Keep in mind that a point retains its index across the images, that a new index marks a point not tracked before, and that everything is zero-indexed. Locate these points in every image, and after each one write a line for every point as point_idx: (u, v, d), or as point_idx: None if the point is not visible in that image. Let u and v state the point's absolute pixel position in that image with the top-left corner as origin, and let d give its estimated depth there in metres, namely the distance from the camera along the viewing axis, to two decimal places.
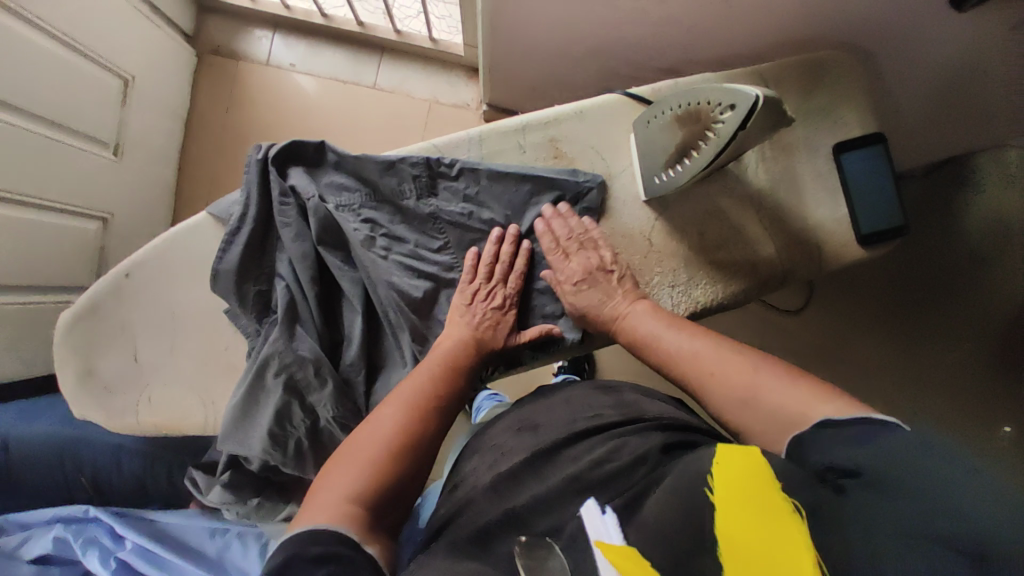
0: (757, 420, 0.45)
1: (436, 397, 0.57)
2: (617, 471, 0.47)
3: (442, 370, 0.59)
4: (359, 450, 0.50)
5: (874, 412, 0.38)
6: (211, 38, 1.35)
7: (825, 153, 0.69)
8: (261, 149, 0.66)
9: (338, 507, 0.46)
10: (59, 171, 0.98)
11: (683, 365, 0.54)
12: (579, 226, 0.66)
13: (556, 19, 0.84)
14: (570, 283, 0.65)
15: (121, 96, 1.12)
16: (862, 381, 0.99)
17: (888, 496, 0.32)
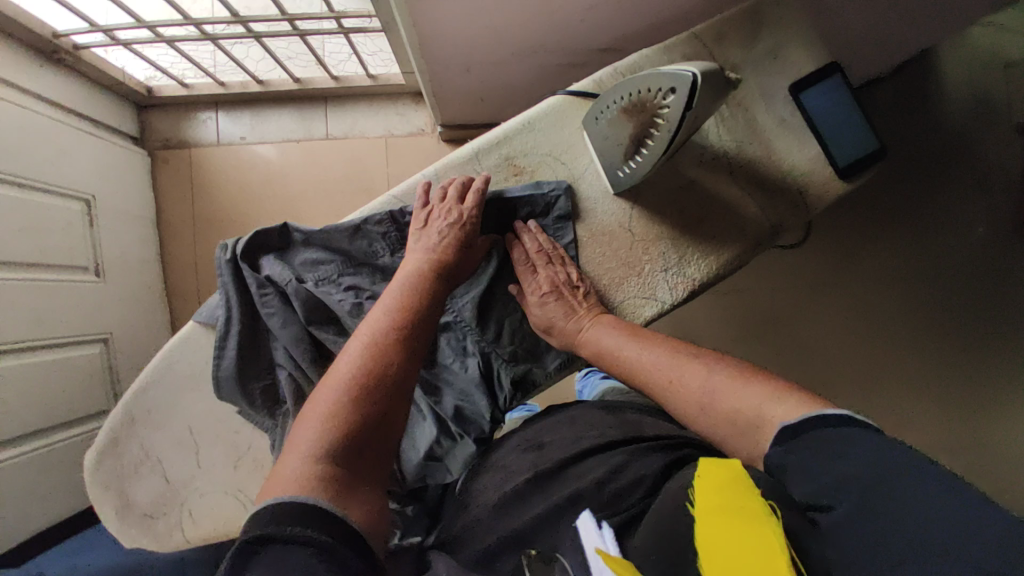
0: (720, 425, 0.51)
1: (395, 335, 0.53)
2: (620, 492, 0.50)
3: (398, 307, 0.55)
4: (320, 403, 0.48)
5: (830, 407, 0.44)
6: (158, 133, 1.33)
7: (783, 98, 0.67)
8: (228, 248, 0.66)
9: (302, 475, 0.43)
10: (40, 309, 1.01)
11: (645, 376, 0.58)
12: (549, 243, 0.66)
13: (484, 28, 0.83)
14: (535, 295, 0.65)
15: (87, 218, 1.13)
16: (885, 292, 1.03)
17: (889, 525, 0.34)
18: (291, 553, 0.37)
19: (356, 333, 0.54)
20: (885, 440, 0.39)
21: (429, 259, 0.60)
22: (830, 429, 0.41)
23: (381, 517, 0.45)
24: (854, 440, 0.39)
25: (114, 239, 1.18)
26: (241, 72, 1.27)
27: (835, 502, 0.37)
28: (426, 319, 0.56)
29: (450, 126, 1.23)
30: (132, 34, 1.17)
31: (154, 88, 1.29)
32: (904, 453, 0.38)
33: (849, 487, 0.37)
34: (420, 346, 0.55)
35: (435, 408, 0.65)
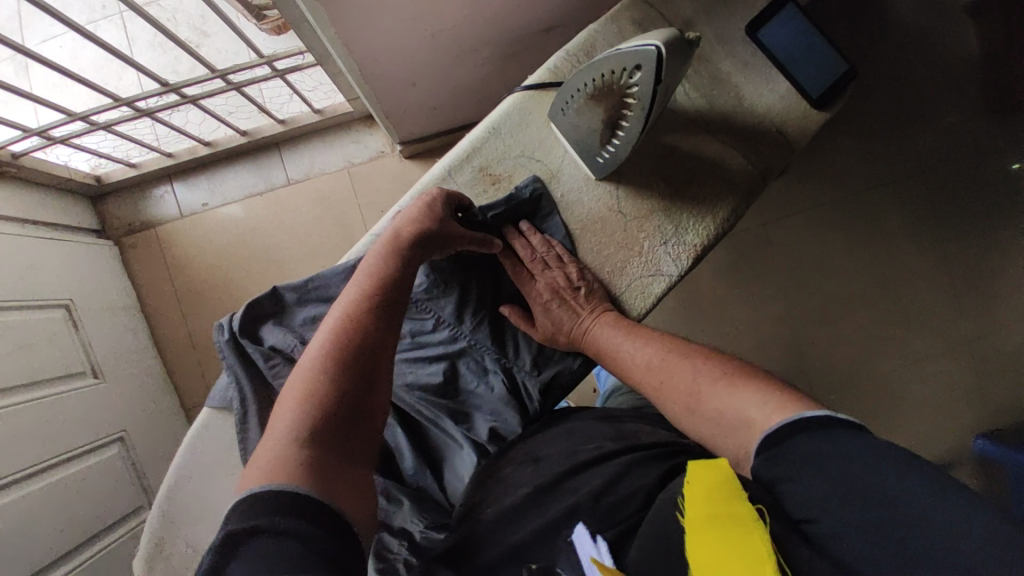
0: (704, 425, 0.50)
1: (370, 310, 0.50)
2: (616, 504, 0.49)
3: (371, 282, 0.53)
4: (295, 389, 0.46)
5: (808, 410, 0.43)
6: (118, 219, 1.29)
7: (741, 40, 0.66)
8: (224, 327, 0.63)
9: (279, 462, 0.40)
10: (48, 427, 0.98)
11: (639, 377, 0.57)
12: (542, 245, 0.64)
13: (421, 39, 0.80)
14: (539, 304, 0.63)
15: (71, 324, 1.10)
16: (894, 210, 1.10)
17: (873, 540, 0.36)
18: (275, 545, 0.34)
19: (331, 311, 0.52)
20: (861, 437, 0.39)
21: (399, 226, 0.57)
22: (808, 434, 0.41)
23: (367, 503, 0.42)
24: (832, 444, 0.39)
25: (105, 336, 1.16)
26: (186, 139, 1.24)
27: (819, 515, 0.38)
28: (402, 291, 0.53)
29: (409, 142, 1.20)
30: (65, 128, 1.13)
31: (103, 175, 1.25)
32: (880, 451, 0.38)
33: (835, 497, 0.38)
34: (397, 322, 0.52)
35: (469, 435, 0.64)
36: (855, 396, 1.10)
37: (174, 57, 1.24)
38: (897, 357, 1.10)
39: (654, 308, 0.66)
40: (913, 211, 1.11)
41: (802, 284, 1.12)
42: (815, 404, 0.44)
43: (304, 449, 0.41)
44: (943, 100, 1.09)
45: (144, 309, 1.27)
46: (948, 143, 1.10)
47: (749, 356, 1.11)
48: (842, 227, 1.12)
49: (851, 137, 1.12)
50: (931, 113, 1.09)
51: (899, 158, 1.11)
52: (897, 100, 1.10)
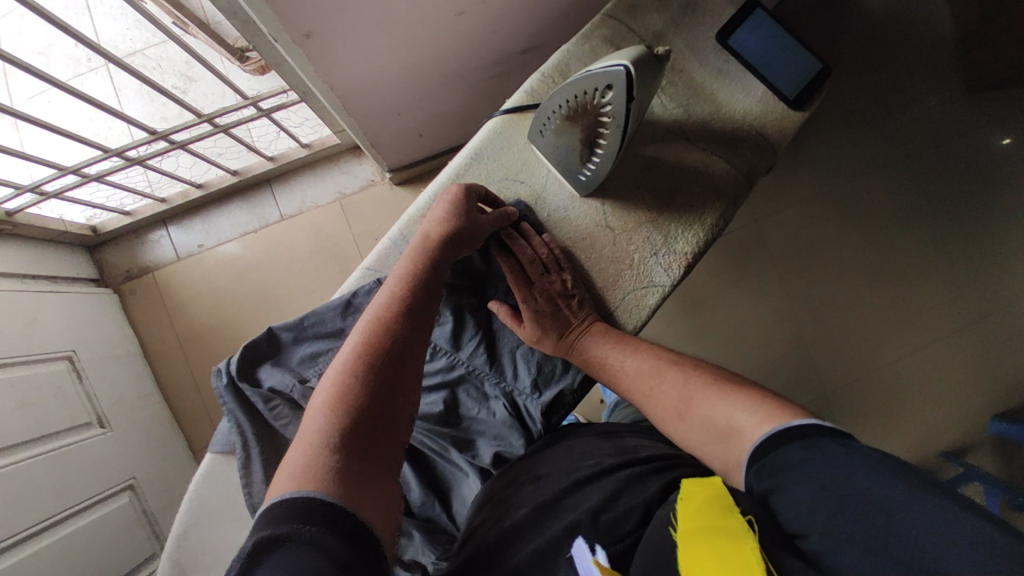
0: (694, 431, 0.49)
1: (399, 316, 0.50)
2: (616, 520, 0.48)
3: (400, 288, 0.52)
4: (325, 391, 0.45)
5: (796, 418, 0.43)
6: (116, 267, 1.30)
7: (713, 48, 0.67)
8: (222, 373, 0.63)
9: (307, 468, 0.39)
10: (55, 480, 0.98)
11: (628, 383, 0.56)
12: (544, 247, 0.63)
13: (400, 70, 0.81)
14: (534, 307, 0.61)
15: (74, 374, 1.10)
16: (888, 201, 1.11)
17: (863, 554, 0.34)
18: (300, 559, 0.33)
19: (360, 318, 0.51)
20: (847, 445, 0.39)
21: (429, 232, 0.57)
22: (798, 443, 0.40)
23: (392, 517, 0.40)
24: (816, 452, 0.39)
25: (109, 385, 1.16)
26: (178, 183, 1.25)
27: (809, 528, 0.37)
28: (432, 300, 0.53)
29: (399, 169, 1.21)
30: (58, 183, 1.15)
31: (99, 226, 1.26)
32: (868, 460, 0.38)
33: (825, 509, 0.37)
34: (424, 331, 0.51)
35: (474, 462, 0.64)
36: (862, 386, 1.09)
37: (160, 104, 1.26)
38: (902, 345, 1.09)
39: (650, 321, 0.65)
40: (905, 197, 1.11)
41: (801, 278, 1.11)
42: (801, 411, 0.44)
43: (333, 454, 0.40)
44: (925, 84, 1.09)
45: (147, 354, 1.28)
46: (934, 125, 1.10)
47: (752, 355, 1.11)
48: (836, 218, 1.11)
49: (836, 130, 1.12)
50: (913, 100, 1.10)
51: (885, 145, 1.11)
52: (879, 88, 1.11)
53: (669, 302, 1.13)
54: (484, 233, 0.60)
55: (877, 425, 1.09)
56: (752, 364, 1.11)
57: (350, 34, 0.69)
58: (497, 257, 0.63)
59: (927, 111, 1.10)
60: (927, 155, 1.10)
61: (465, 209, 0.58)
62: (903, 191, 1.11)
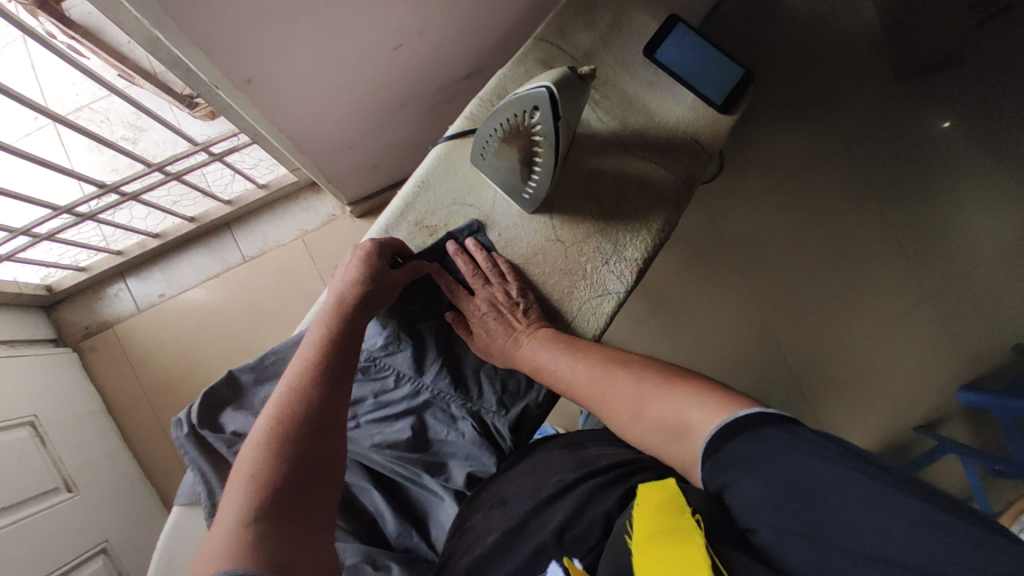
0: (650, 433, 0.50)
1: (317, 383, 0.51)
2: (579, 536, 0.50)
3: (315, 355, 0.53)
4: (241, 468, 0.45)
5: (742, 408, 0.45)
6: (74, 325, 1.26)
7: (642, 62, 0.70)
8: (183, 422, 0.62)
9: (226, 546, 0.39)
10: (29, 549, 0.94)
11: (580, 390, 0.57)
12: (482, 260, 0.65)
13: (346, 105, 0.83)
14: (477, 317, 0.64)
15: (38, 440, 1.06)
16: (834, 189, 1.16)
17: (814, 544, 0.36)
18: None
19: (275, 392, 0.51)
20: (793, 432, 0.41)
21: (340, 293, 0.57)
22: (746, 436, 0.42)
23: None
24: (764, 443, 0.41)
25: (75, 447, 1.12)
26: (133, 234, 1.23)
27: (761, 524, 0.39)
28: (348, 359, 0.54)
29: (359, 201, 1.22)
30: (9, 245, 1.13)
31: (54, 284, 1.23)
32: (814, 447, 0.40)
33: (783, 505, 0.39)
34: (342, 390, 0.52)
35: (448, 486, 0.65)
36: (828, 370, 1.13)
37: (110, 156, 1.25)
38: (860, 327, 1.14)
39: (609, 327, 0.67)
40: (849, 184, 1.16)
41: (761, 272, 1.14)
42: (747, 400, 0.46)
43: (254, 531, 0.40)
44: (856, 76, 1.15)
45: (113, 409, 1.24)
46: (867, 116, 1.16)
47: (721, 350, 1.13)
48: (787, 211, 1.15)
49: (779, 125, 1.17)
50: (848, 92, 1.15)
51: (824, 137, 1.16)
52: (814, 82, 1.16)
53: (637, 307, 1.15)
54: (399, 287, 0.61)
55: (845, 406, 1.13)
56: (721, 360, 1.13)
57: (291, 75, 0.70)
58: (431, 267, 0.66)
59: (862, 101, 1.15)
60: (866, 142, 1.16)
61: (380, 265, 0.59)
62: (846, 179, 1.16)
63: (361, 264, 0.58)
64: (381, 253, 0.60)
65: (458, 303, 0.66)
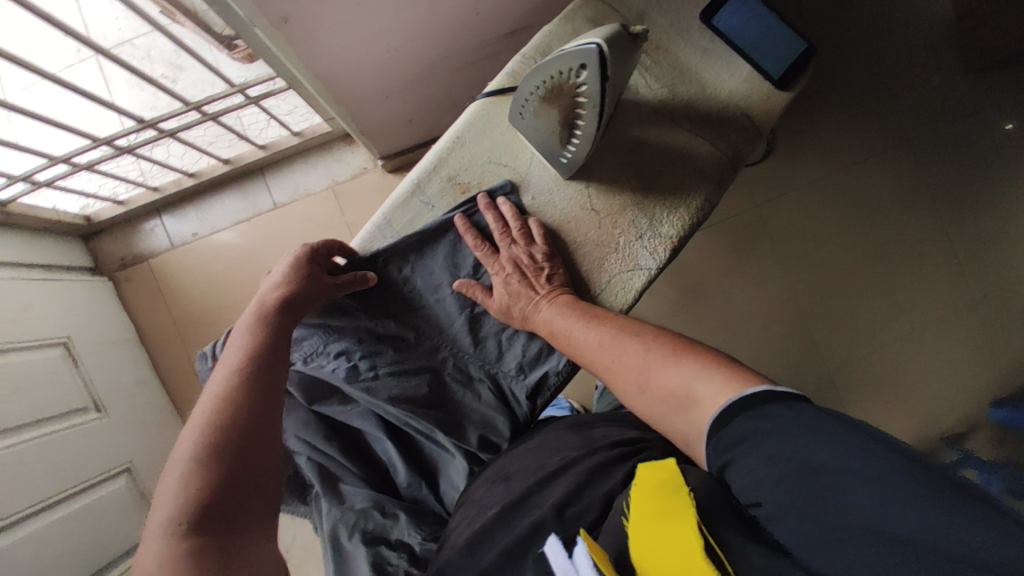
0: (655, 405, 0.49)
1: (241, 386, 0.50)
2: (579, 513, 0.49)
3: (241, 359, 0.52)
4: (170, 482, 0.44)
5: (750, 386, 0.43)
6: (111, 255, 1.30)
7: (698, 27, 0.66)
8: (208, 356, 0.64)
9: None
10: (56, 461, 1.00)
11: (592, 358, 0.55)
12: (510, 217, 0.64)
13: (385, 54, 0.81)
14: (500, 276, 0.62)
15: (70, 361, 1.11)
16: (886, 185, 1.10)
17: (816, 518, 0.35)
18: None
19: (201, 401, 0.51)
20: (794, 408, 0.40)
21: (267, 296, 0.57)
22: (751, 412, 0.41)
23: None
24: (769, 420, 0.40)
25: (106, 371, 1.17)
26: (170, 172, 1.25)
27: (763, 497, 0.38)
28: (278, 355, 0.54)
29: (390, 156, 1.20)
30: (50, 171, 1.15)
31: (92, 214, 1.26)
32: (815, 423, 0.38)
33: (787, 480, 0.37)
34: (274, 386, 0.52)
35: (460, 445, 0.65)
36: (854, 370, 1.10)
37: (151, 93, 1.26)
38: (894, 329, 1.09)
39: (636, 302, 0.65)
40: (903, 181, 1.10)
41: (797, 264, 1.11)
42: (758, 377, 0.44)
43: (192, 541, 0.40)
44: (927, 64, 1.07)
45: (144, 340, 1.29)
46: (932, 108, 1.08)
47: (745, 339, 1.11)
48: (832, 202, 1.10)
49: (837, 111, 1.10)
50: (918, 80, 1.08)
51: (883, 128, 1.10)
52: (882, 67, 1.08)
53: (665, 289, 1.13)
54: (333, 289, 0.61)
55: (868, 408, 1.10)
56: (744, 350, 1.11)
57: (330, 18, 0.68)
58: (462, 210, 0.65)
59: (929, 92, 1.08)
60: (927, 138, 1.09)
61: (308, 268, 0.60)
62: (900, 176, 1.10)
63: (292, 271, 0.59)
64: (312, 260, 0.61)
65: (484, 260, 0.64)
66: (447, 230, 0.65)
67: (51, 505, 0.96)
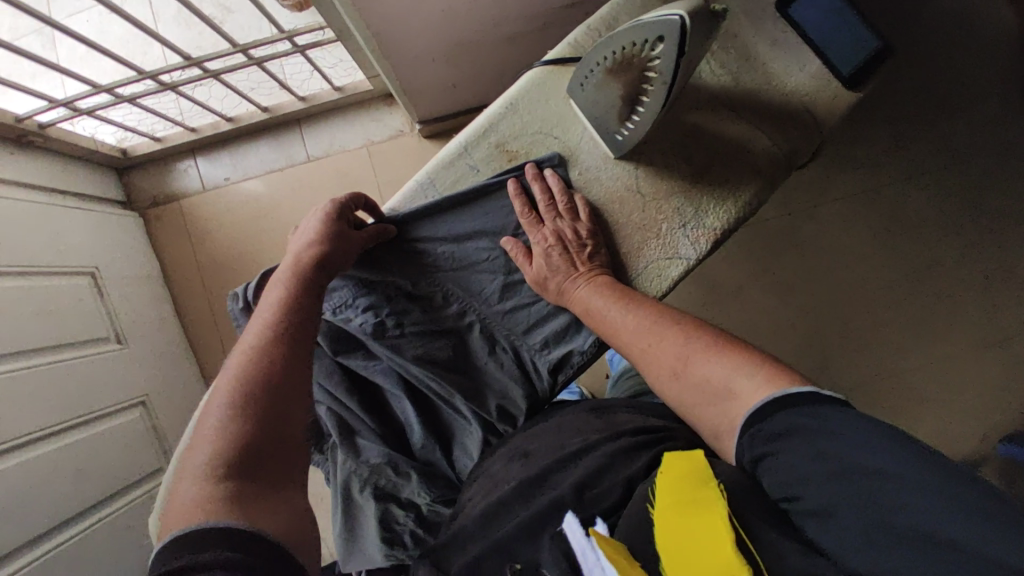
0: (688, 393, 0.48)
1: (273, 339, 0.50)
2: (600, 495, 0.49)
3: (272, 310, 0.52)
4: (206, 430, 0.45)
5: (794, 384, 0.42)
6: (144, 191, 1.31)
7: (771, 15, 0.63)
8: (239, 296, 0.64)
9: (198, 504, 0.40)
10: (74, 387, 1.02)
11: (626, 340, 0.55)
12: (557, 191, 0.63)
13: (441, 13, 0.79)
14: (540, 248, 0.62)
15: (96, 290, 1.12)
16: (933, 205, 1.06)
17: (858, 520, 0.34)
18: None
19: (234, 353, 0.51)
20: (845, 411, 0.39)
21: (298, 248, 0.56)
22: (803, 412, 0.40)
23: (291, 523, 0.42)
24: (824, 422, 0.38)
25: (129, 305, 1.18)
26: (209, 114, 1.25)
27: (802, 492, 0.37)
28: (308, 306, 0.54)
29: (428, 122, 1.19)
30: (92, 101, 1.15)
31: (128, 148, 1.26)
32: (867, 428, 0.37)
33: (832, 480, 0.36)
34: (304, 338, 0.52)
35: (478, 413, 0.65)
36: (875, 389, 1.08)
37: (197, 33, 1.25)
38: (923, 354, 1.06)
39: (671, 292, 0.64)
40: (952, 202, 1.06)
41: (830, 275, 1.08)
42: (801, 377, 0.43)
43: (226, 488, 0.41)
44: (995, 83, 1.02)
45: (167, 279, 1.30)
46: (995, 127, 1.03)
47: (768, 347, 1.08)
48: (878, 216, 1.05)
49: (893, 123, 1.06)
50: (983, 99, 1.03)
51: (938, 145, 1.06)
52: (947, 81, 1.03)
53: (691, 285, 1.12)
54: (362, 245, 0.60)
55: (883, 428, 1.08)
56: None
57: None
58: (509, 177, 0.64)
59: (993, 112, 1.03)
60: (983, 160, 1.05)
61: (342, 225, 0.59)
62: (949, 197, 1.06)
63: (323, 223, 0.58)
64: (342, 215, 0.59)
65: (526, 229, 0.63)
66: (490, 195, 0.65)
67: (67, 429, 0.99)
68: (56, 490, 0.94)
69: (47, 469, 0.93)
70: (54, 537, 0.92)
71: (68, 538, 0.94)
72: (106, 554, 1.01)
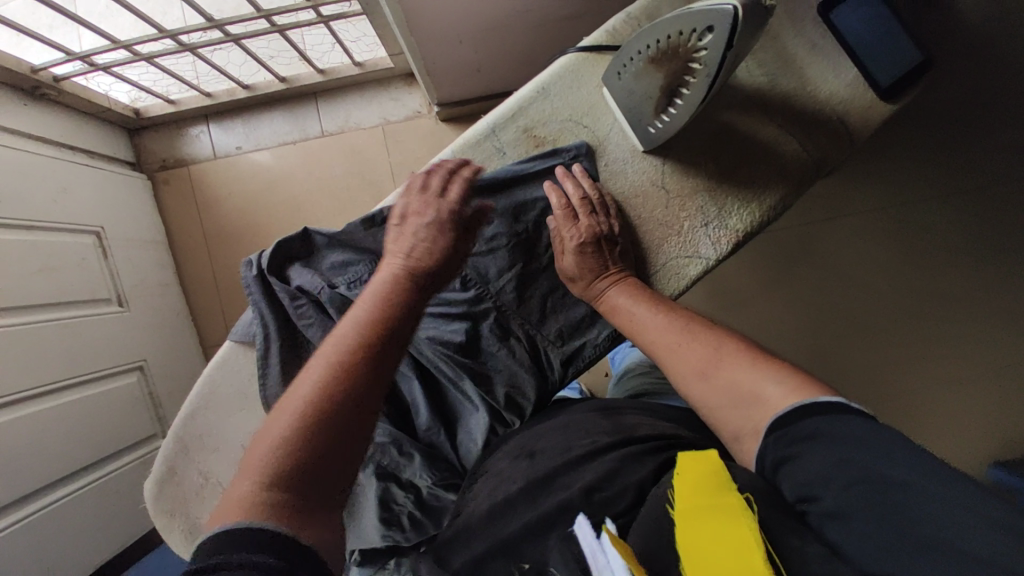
0: (711, 394, 0.48)
1: (390, 320, 0.45)
2: (609, 499, 0.48)
3: (389, 287, 0.47)
4: (288, 398, 0.40)
5: (823, 394, 0.42)
6: (154, 154, 1.29)
7: (813, 19, 0.62)
8: (253, 264, 0.63)
9: (262, 494, 0.35)
10: (74, 347, 1.01)
11: (653, 342, 0.54)
12: (591, 188, 0.62)
13: None
14: (573, 241, 0.60)
15: (100, 250, 1.11)
16: None
17: (880, 526, 0.34)
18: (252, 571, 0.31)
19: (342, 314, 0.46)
20: (872, 423, 0.39)
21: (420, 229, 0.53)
22: (823, 416, 0.40)
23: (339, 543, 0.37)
24: (843, 428, 0.39)
25: (131, 267, 1.17)
26: (225, 80, 1.22)
27: (822, 494, 0.37)
28: (419, 295, 0.49)
29: (447, 105, 1.18)
30: (109, 57, 1.12)
31: (141, 109, 1.24)
32: (894, 439, 0.37)
33: (854, 484, 0.36)
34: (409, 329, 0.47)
35: (486, 399, 0.64)
36: (876, 407, 1.08)
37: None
38: (926, 374, 1.06)
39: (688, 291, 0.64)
40: None
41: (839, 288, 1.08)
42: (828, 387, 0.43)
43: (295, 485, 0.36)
44: None
45: (172, 244, 1.28)
46: None
47: None
48: (896, 233, 1.04)
49: None
50: None
51: None
52: None
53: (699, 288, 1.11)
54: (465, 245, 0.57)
55: None
56: None
57: None
58: (551, 167, 0.64)
59: None
60: None
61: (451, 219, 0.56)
62: None
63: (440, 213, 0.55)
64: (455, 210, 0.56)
65: (558, 223, 0.62)
66: (516, 181, 0.64)
67: (63, 388, 0.98)
68: (49, 450, 0.93)
69: (41, 429, 0.92)
70: (42, 497, 0.91)
71: (57, 499, 0.93)
72: (95, 516, 1.00)
